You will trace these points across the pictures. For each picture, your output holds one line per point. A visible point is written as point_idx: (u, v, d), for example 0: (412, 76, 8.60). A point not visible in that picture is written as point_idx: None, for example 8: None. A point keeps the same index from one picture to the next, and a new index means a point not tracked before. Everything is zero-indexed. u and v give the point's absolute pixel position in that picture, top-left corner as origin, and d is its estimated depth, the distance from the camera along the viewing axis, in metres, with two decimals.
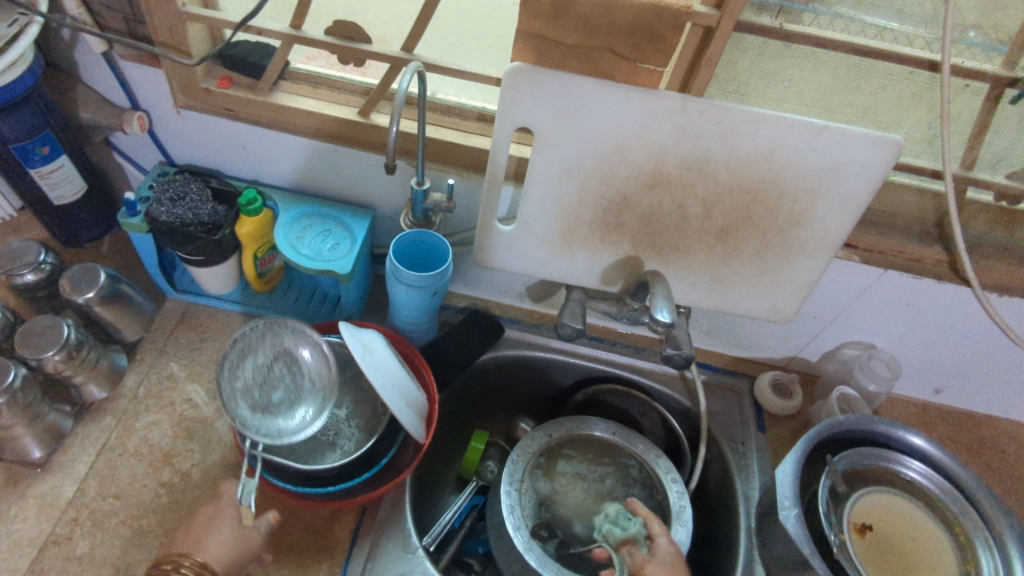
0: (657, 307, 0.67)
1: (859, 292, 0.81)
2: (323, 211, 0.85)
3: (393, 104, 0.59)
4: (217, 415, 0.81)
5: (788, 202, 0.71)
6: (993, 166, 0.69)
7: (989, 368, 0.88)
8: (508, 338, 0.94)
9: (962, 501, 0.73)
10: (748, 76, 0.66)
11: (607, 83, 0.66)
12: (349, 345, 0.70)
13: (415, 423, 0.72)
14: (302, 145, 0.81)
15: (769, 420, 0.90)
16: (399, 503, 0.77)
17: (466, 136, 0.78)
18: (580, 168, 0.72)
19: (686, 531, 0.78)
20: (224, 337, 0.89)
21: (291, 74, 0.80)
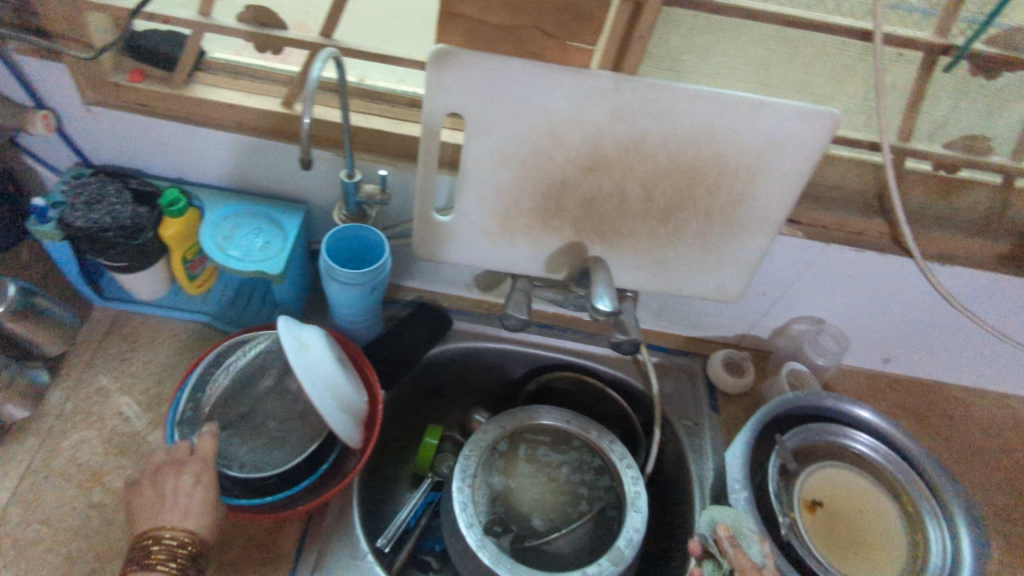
0: (598, 296, 0.65)
1: (805, 268, 0.80)
2: (253, 208, 0.80)
3: (306, 91, 0.55)
4: (150, 429, 0.77)
5: (728, 180, 0.69)
6: (932, 137, 0.68)
7: (934, 336, 0.89)
8: (457, 330, 0.92)
9: (909, 471, 0.75)
10: (681, 51, 0.64)
11: (537, 63, 0.63)
12: (283, 343, 0.66)
13: (345, 427, 0.70)
14: (225, 141, 0.76)
15: (722, 399, 0.90)
16: (347, 507, 0.75)
17: (397, 124, 0.74)
18: (516, 155, 0.69)
19: (641, 518, 0.78)
20: (156, 345, 0.85)
21: (208, 64, 0.75)
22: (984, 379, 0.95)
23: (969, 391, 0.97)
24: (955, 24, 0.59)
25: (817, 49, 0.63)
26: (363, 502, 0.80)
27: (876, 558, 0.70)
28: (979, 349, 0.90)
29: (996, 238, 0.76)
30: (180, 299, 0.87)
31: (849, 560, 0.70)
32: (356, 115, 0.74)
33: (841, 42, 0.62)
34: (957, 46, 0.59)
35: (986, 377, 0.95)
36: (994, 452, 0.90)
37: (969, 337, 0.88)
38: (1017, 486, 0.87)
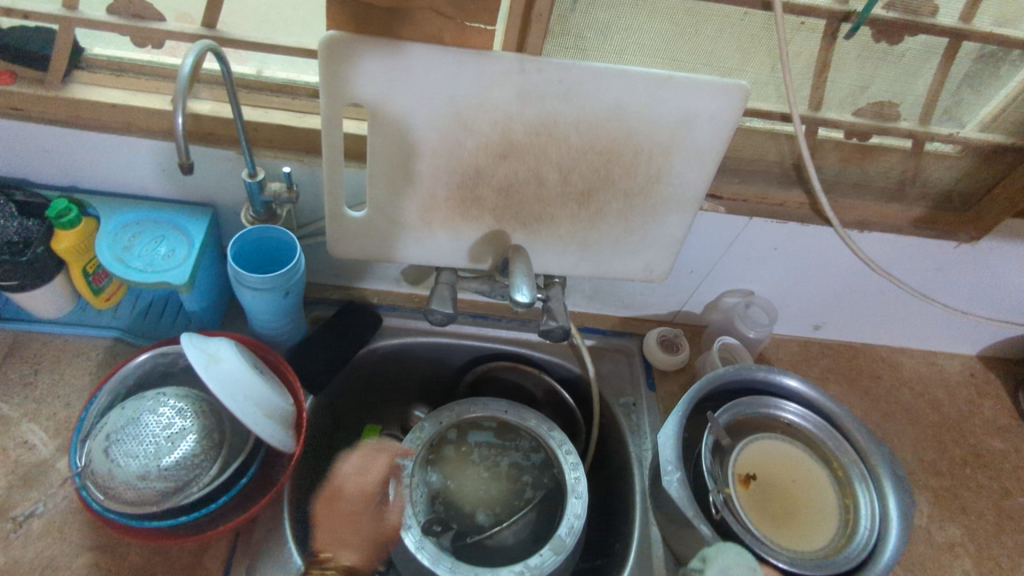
0: (516, 287, 0.63)
1: (730, 242, 0.80)
2: (153, 214, 0.75)
3: (176, 87, 0.51)
4: (59, 456, 0.72)
5: (644, 159, 0.68)
6: (841, 105, 0.67)
7: (859, 301, 0.90)
8: (388, 327, 0.89)
9: (839, 439, 0.76)
10: (584, 28, 0.62)
11: (435, 47, 0.60)
12: (188, 358, 0.62)
13: (271, 435, 0.66)
14: (114, 143, 0.71)
15: (658, 377, 0.90)
16: (277, 520, 0.72)
17: (299, 116, 0.71)
18: (425, 144, 0.66)
19: (581, 504, 0.78)
20: (62, 366, 0.79)
21: (87, 62, 0.70)
22: (909, 337, 0.98)
23: (896, 351, 0.99)
24: None
25: (722, 21, 0.61)
26: (295, 511, 0.77)
27: (811, 528, 0.71)
28: (902, 310, 0.92)
29: (910, 201, 0.77)
30: (86, 314, 0.82)
31: (784, 532, 0.71)
32: (254, 109, 0.70)
33: (743, 12, 0.60)
34: (856, 12, 0.59)
35: (911, 336, 0.97)
36: (920, 408, 0.93)
37: (892, 300, 0.90)
38: (942, 440, 0.90)
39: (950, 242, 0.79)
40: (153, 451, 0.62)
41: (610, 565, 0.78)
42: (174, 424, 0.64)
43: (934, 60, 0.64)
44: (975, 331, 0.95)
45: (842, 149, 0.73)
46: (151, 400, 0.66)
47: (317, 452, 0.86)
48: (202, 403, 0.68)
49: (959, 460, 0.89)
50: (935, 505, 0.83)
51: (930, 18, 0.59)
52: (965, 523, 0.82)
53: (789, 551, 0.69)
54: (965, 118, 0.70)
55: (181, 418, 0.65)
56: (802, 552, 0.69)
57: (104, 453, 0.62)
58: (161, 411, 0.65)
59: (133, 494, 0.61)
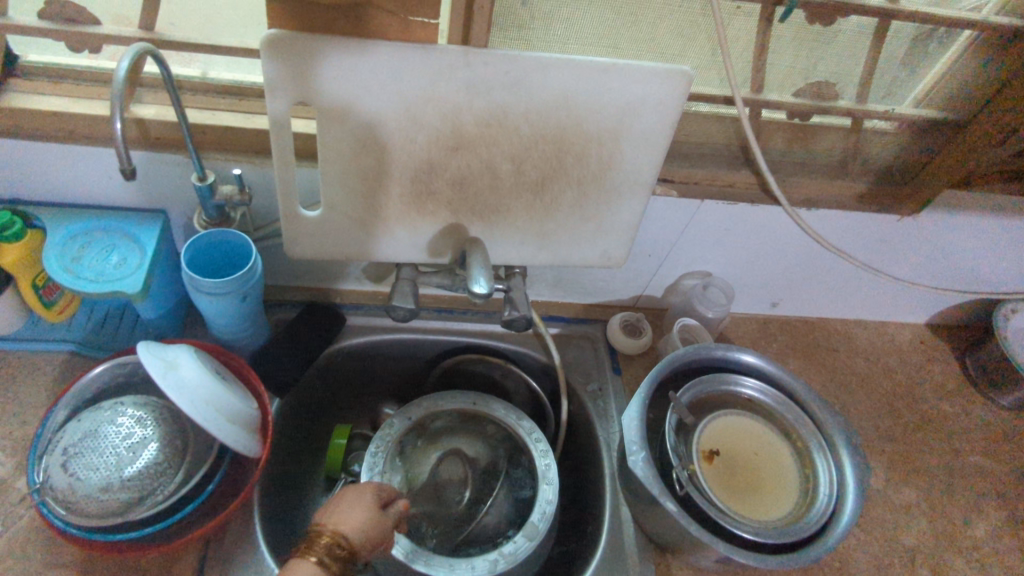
0: (474, 279, 0.64)
1: (685, 225, 0.82)
2: (103, 223, 0.73)
3: (112, 91, 0.50)
4: (18, 475, 0.71)
5: (595, 147, 0.69)
6: (782, 87, 0.69)
7: (812, 277, 0.93)
8: (352, 326, 0.89)
9: (797, 411, 0.78)
10: (527, 19, 0.62)
11: (379, 42, 0.60)
12: (145, 367, 0.62)
13: (239, 438, 0.66)
14: (57, 153, 0.69)
15: (623, 361, 0.92)
16: (247, 526, 0.72)
17: (248, 117, 0.70)
18: (376, 140, 0.66)
19: (552, 490, 0.79)
20: (17, 383, 0.77)
21: (23, 69, 0.68)
22: (862, 310, 1.01)
23: (851, 323, 1.02)
24: None
25: (662, 8, 0.62)
26: (267, 515, 0.76)
27: (775, 498, 0.73)
28: (854, 284, 0.95)
29: (854, 177, 0.79)
30: (39, 329, 0.80)
31: (748, 503, 0.73)
32: (200, 112, 0.69)
33: None
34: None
35: (864, 308, 1.01)
36: (875, 377, 0.97)
37: (843, 274, 0.93)
38: (896, 406, 0.94)
39: (893, 216, 0.82)
40: (115, 462, 0.62)
41: (584, 547, 0.80)
42: (135, 433, 0.64)
43: (867, 40, 0.66)
44: (922, 300, 0.99)
45: (786, 129, 0.75)
46: (108, 412, 0.65)
47: (289, 452, 0.85)
48: (166, 411, 0.67)
49: (913, 425, 0.92)
50: (891, 469, 0.87)
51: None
52: (920, 485, 0.86)
53: (754, 521, 0.70)
54: (901, 95, 0.72)
55: (142, 427, 0.64)
56: (767, 521, 0.71)
57: (62, 469, 0.61)
58: (120, 421, 0.64)
59: (95, 508, 0.60)
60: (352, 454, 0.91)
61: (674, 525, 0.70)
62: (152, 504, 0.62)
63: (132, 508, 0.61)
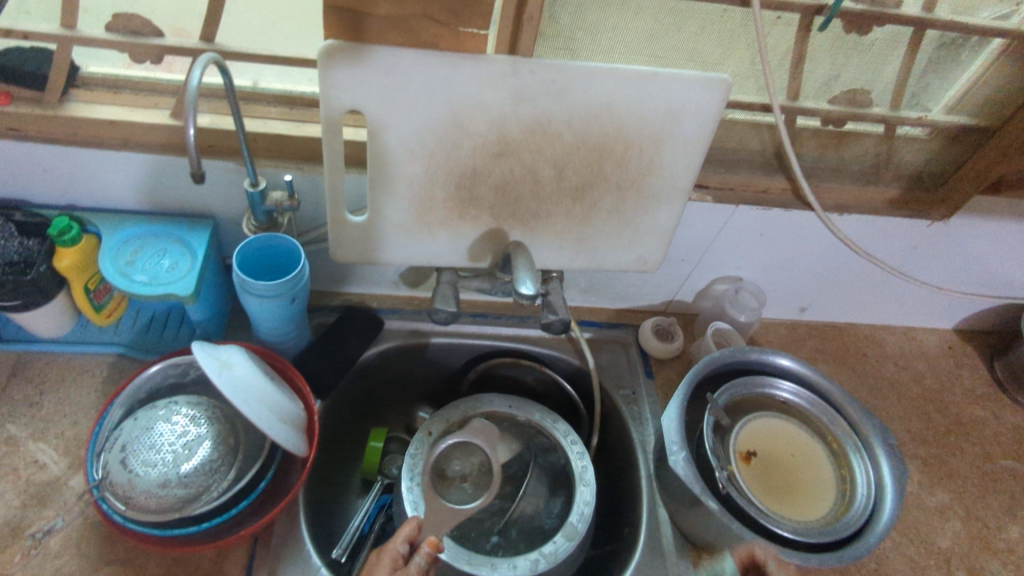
0: (521, 282, 0.66)
1: (719, 230, 0.83)
2: (155, 228, 0.76)
3: (184, 99, 0.52)
4: (71, 473, 0.72)
5: (634, 153, 0.71)
6: (816, 94, 0.71)
7: (842, 282, 0.94)
8: (389, 330, 0.91)
9: (832, 413, 0.79)
10: (572, 29, 0.64)
11: (430, 52, 0.62)
12: (202, 365, 0.64)
13: (289, 437, 0.67)
14: (114, 160, 0.71)
15: (655, 365, 0.93)
16: (293, 525, 0.73)
17: (298, 125, 0.73)
18: (422, 147, 0.68)
19: (590, 491, 0.80)
20: (67, 384, 0.79)
21: (83, 80, 0.71)
22: (890, 315, 1.02)
23: (878, 329, 1.03)
24: None
25: (703, 18, 0.64)
26: (310, 514, 0.78)
27: (812, 498, 0.74)
28: (882, 289, 0.96)
29: (885, 183, 0.81)
30: (88, 331, 0.82)
31: (786, 504, 0.74)
32: (253, 120, 0.71)
33: (723, 9, 0.63)
34: (829, 5, 0.62)
35: (891, 313, 1.02)
36: (905, 382, 0.97)
37: (872, 279, 0.94)
38: (927, 411, 0.94)
39: (924, 221, 0.83)
40: (172, 459, 0.64)
41: (621, 548, 0.81)
42: (190, 431, 0.66)
43: (900, 49, 0.68)
44: (950, 306, 1.00)
45: (820, 136, 0.77)
46: (163, 410, 0.67)
47: (327, 454, 0.87)
48: (217, 411, 0.69)
49: (944, 429, 0.93)
50: (924, 473, 0.87)
51: (897, 8, 0.63)
52: (954, 488, 0.86)
53: (793, 521, 0.71)
54: (932, 102, 0.74)
55: (196, 426, 0.66)
56: (806, 521, 0.72)
57: (122, 465, 0.63)
58: (175, 420, 0.66)
59: (154, 503, 0.62)
60: (388, 456, 0.93)
61: (714, 525, 0.71)
62: (208, 500, 0.64)
63: (189, 504, 0.63)
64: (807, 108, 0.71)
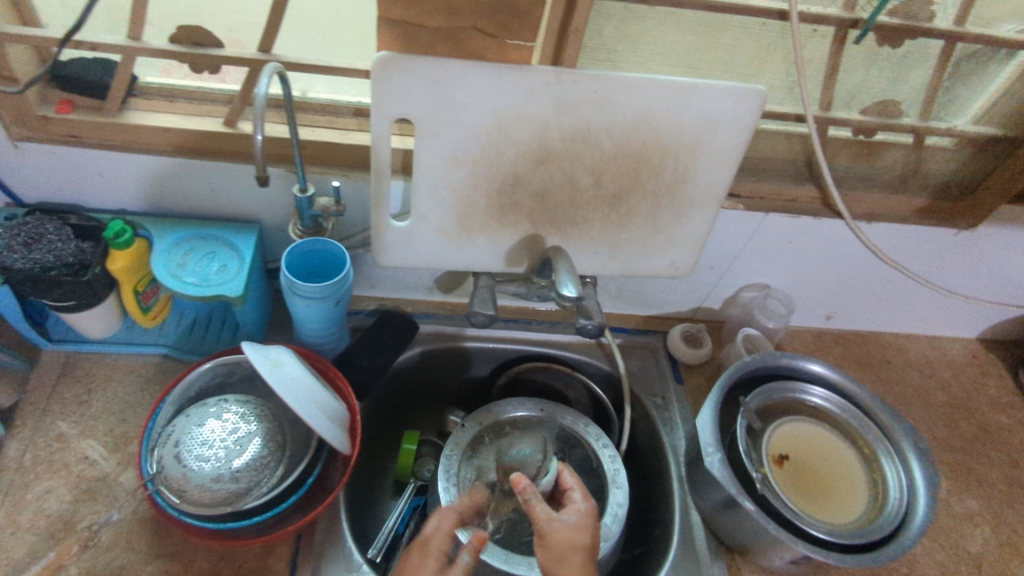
0: (562, 284, 0.68)
1: (749, 237, 0.85)
2: (204, 232, 0.78)
3: (254, 108, 0.55)
4: (121, 469, 0.74)
5: (671, 161, 0.73)
6: (847, 105, 0.73)
7: (868, 290, 0.96)
8: (424, 334, 0.93)
9: (862, 418, 0.81)
10: (614, 41, 0.67)
11: (479, 63, 0.64)
12: (254, 364, 0.66)
13: (336, 434, 0.69)
14: (168, 165, 0.74)
15: (684, 371, 0.94)
16: (334, 524, 0.75)
17: (345, 133, 0.75)
18: (467, 154, 0.70)
19: (623, 493, 0.81)
20: (115, 384, 0.81)
21: (141, 89, 0.73)
22: (914, 323, 1.04)
23: (902, 337, 1.05)
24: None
25: (740, 30, 0.67)
26: (348, 513, 0.79)
27: (846, 501, 0.75)
28: (908, 297, 0.98)
29: (913, 192, 0.83)
30: (134, 332, 0.84)
31: (819, 507, 0.75)
32: (303, 128, 0.74)
33: (761, 22, 0.66)
34: (864, 19, 0.65)
35: (916, 321, 1.03)
36: (931, 389, 0.98)
37: (899, 287, 0.95)
38: (953, 418, 0.95)
39: (950, 230, 0.84)
40: (223, 454, 0.65)
41: (653, 550, 0.82)
42: (240, 428, 0.67)
43: (931, 60, 0.70)
44: (975, 314, 1.01)
45: (850, 146, 0.79)
46: (215, 407, 0.69)
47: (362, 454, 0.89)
48: (264, 409, 0.71)
49: (970, 435, 0.94)
50: (952, 479, 0.88)
51: (930, 22, 0.65)
52: (982, 494, 0.87)
53: (827, 523, 0.72)
54: (961, 113, 0.76)
55: (246, 423, 0.68)
56: (840, 524, 0.73)
57: (176, 460, 0.65)
58: (225, 417, 0.68)
59: (207, 497, 0.64)
60: (419, 459, 0.93)
61: (749, 525, 0.72)
62: (259, 496, 0.66)
63: (240, 500, 0.65)
64: (838, 120, 0.72)
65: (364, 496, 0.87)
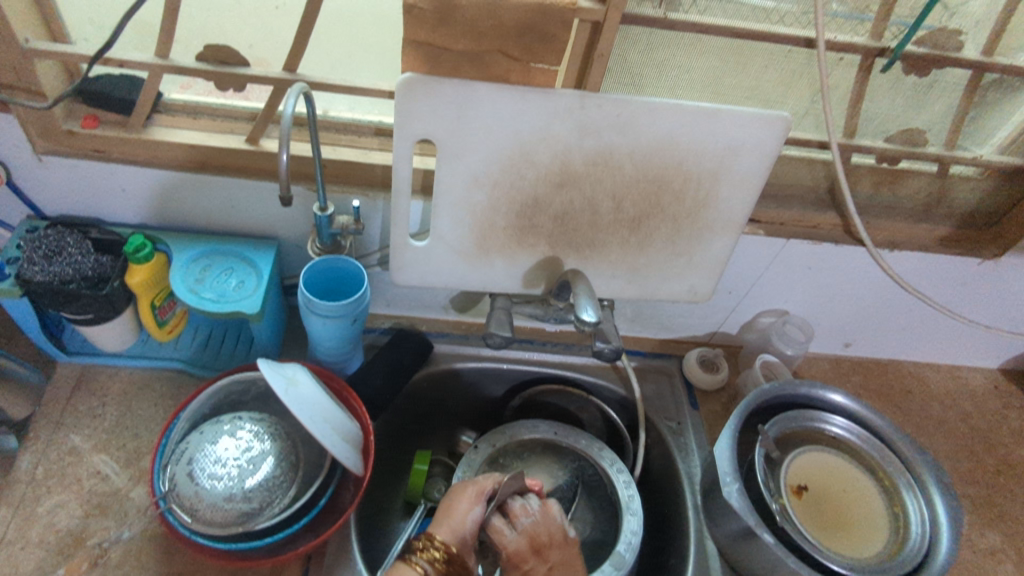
0: (582, 307, 0.67)
1: (769, 262, 0.85)
2: (222, 248, 0.78)
3: (280, 128, 0.55)
4: (132, 485, 0.74)
5: (692, 185, 0.72)
6: (872, 132, 0.73)
7: (889, 318, 0.94)
8: (438, 353, 0.92)
9: (883, 449, 0.79)
10: (639, 66, 0.67)
11: (503, 86, 0.64)
12: (270, 382, 0.65)
13: (349, 454, 0.68)
14: (189, 181, 0.74)
15: (700, 396, 0.93)
16: (344, 545, 0.74)
17: (366, 153, 0.76)
18: (488, 175, 0.70)
19: (637, 521, 0.80)
20: (129, 397, 0.81)
21: (165, 106, 0.74)
22: (935, 353, 1.02)
23: (922, 366, 1.03)
24: (887, 28, 0.64)
25: (765, 57, 0.67)
26: (358, 535, 0.78)
27: (866, 536, 0.73)
28: (929, 327, 0.96)
29: (936, 221, 0.82)
30: (148, 346, 0.84)
31: (838, 539, 0.73)
32: (324, 147, 0.75)
33: (787, 50, 0.66)
34: (891, 48, 0.65)
35: (937, 351, 1.01)
36: (952, 420, 0.96)
37: (919, 316, 0.94)
38: (975, 450, 0.93)
39: (974, 259, 0.83)
40: (237, 473, 0.65)
41: None
42: (254, 447, 0.67)
43: (958, 90, 0.69)
44: (998, 345, 1.00)
45: (874, 174, 0.78)
46: (229, 425, 0.68)
47: (374, 474, 0.88)
48: (277, 427, 0.70)
49: (992, 469, 0.92)
50: (974, 513, 0.86)
51: (958, 51, 0.65)
52: (1005, 530, 0.85)
53: (846, 557, 0.71)
54: (986, 142, 0.75)
55: (259, 441, 0.67)
56: (859, 557, 0.71)
57: (189, 478, 0.64)
58: (239, 435, 0.67)
59: (220, 517, 0.63)
60: (431, 479, 0.93)
61: (767, 558, 0.70)
62: (271, 516, 0.65)
63: (253, 520, 0.64)
64: (863, 146, 0.72)
65: (375, 517, 0.86)
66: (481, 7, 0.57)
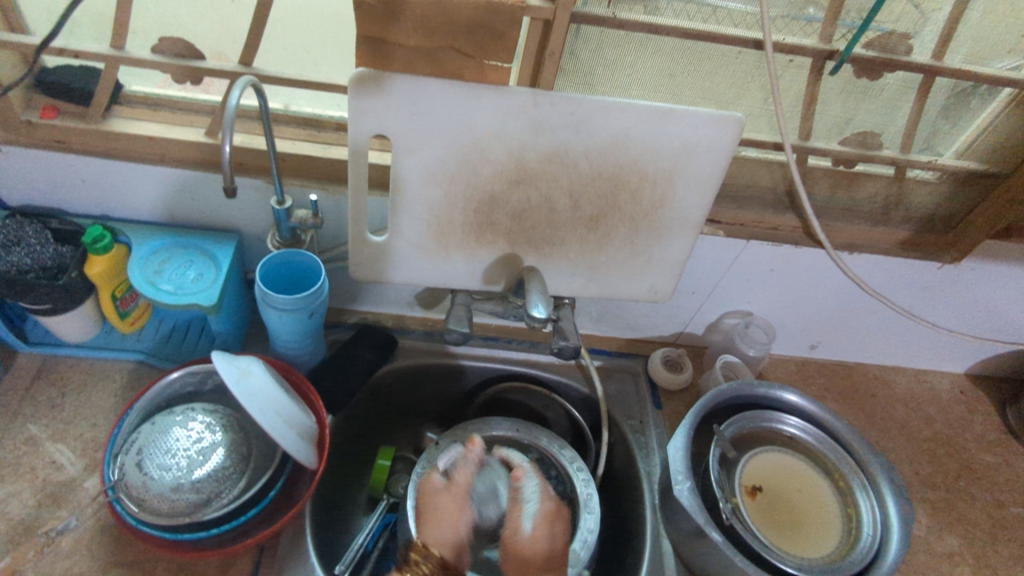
0: (533, 304, 0.68)
1: (730, 263, 0.85)
2: (182, 240, 0.78)
3: (223, 119, 0.56)
4: (87, 475, 0.74)
5: (649, 184, 0.73)
6: (828, 135, 0.74)
7: (853, 321, 0.95)
8: (402, 349, 0.93)
9: (839, 450, 0.79)
10: (592, 65, 0.68)
11: (456, 83, 0.64)
12: (221, 373, 0.65)
13: (298, 447, 0.68)
14: (150, 173, 0.75)
15: (663, 395, 0.93)
16: (299, 539, 0.74)
17: (325, 147, 0.76)
18: (443, 172, 0.70)
19: (594, 519, 0.80)
20: (88, 389, 0.81)
21: (125, 98, 0.75)
22: (902, 356, 1.02)
23: (889, 369, 1.04)
24: (836, 30, 0.65)
25: (717, 57, 0.67)
26: (316, 528, 0.78)
27: (817, 537, 0.74)
28: (894, 331, 0.97)
29: (896, 224, 0.83)
30: (111, 338, 0.84)
31: (790, 540, 0.73)
32: (284, 141, 0.75)
33: (737, 51, 0.67)
34: (839, 51, 0.65)
35: (903, 355, 1.02)
36: (915, 424, 0.97)
37: (882, 320, 0.95)
38: (936, 454, 0.94)
39: (934, 263, 0.84)
40: (186, 464, 0.65)
41: None
42: (205, 438, 0.67)
43: (911, 94, 0.70)
44: (963, 350, 1.00)
45: (831, 176, 0.79)
46: (183, 418, 0.68)
47: (337, 469, 0.88)
48: (231, 419, 0.71)
49: (953, 472, 0.92)
50: (933, 517, 0.86)
51: (908, 55, 0.66)
52: (963, 534, 0.85)
53: (796, 557, 0.71)
54: (945, 147, 0.76)
55: (211, 433, 0.68)
56: (808, 557, 0.72)
57: (137, 469, 0.64)
58: (191, 426, 0.68)
59: (167, 506, 0.63)
60: (394, 476, 0.91)
61: (717, 558, 0.71)
62: (220, 508, 0.65)
63: (201, 512, 0.64)
64: (818, 148, 0.73)
65: (333, 512, 0.86)
66: (429, 3, 0.57)
